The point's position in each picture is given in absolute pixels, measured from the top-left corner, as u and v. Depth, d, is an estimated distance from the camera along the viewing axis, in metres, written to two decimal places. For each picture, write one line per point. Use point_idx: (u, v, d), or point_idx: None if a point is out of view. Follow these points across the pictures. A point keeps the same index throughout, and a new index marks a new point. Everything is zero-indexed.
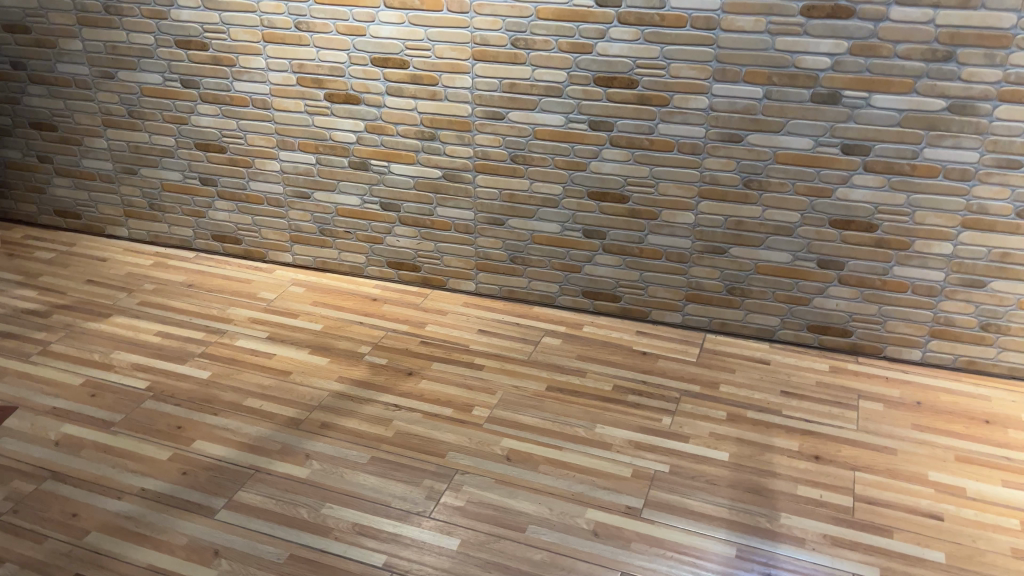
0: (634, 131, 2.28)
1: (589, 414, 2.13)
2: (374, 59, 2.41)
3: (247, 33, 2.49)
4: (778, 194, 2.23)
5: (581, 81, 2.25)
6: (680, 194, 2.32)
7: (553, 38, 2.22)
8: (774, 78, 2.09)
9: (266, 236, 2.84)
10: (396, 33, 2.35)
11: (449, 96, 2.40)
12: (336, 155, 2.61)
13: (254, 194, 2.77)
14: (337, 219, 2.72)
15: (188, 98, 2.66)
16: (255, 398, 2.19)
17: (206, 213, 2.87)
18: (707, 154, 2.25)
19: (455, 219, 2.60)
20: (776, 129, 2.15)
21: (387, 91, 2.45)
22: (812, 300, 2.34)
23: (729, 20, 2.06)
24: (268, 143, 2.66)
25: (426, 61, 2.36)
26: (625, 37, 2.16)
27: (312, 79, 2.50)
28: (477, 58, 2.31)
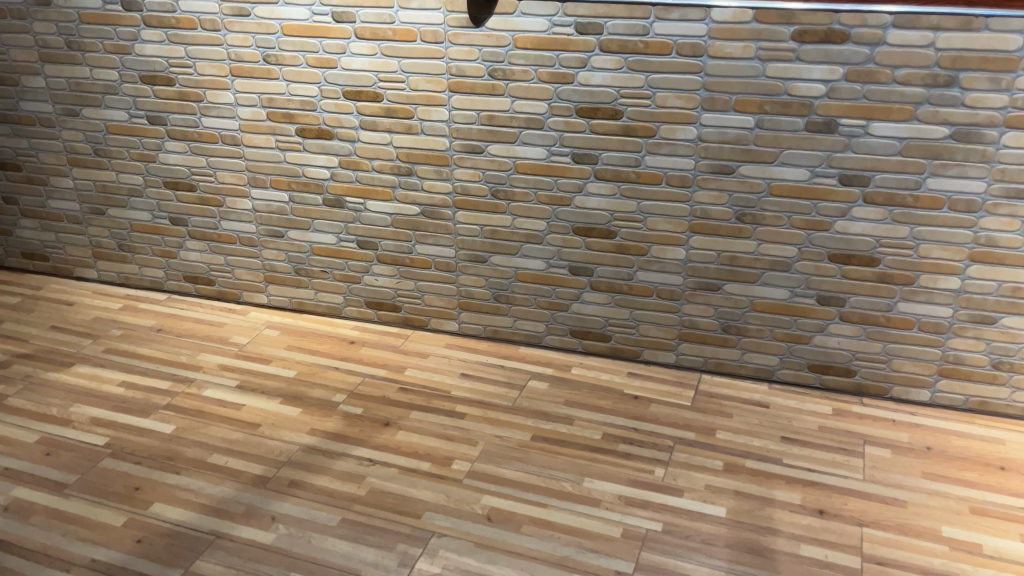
0: (620, 163, 2.16)
1: (577, 466, 1.99)
2: (346, 92, 2.30)
3: (214, 67, 2.38)
4: (773, 228, 2.11)
5: (563, 113, 2.14)
6: (669, 228, 2.20)
7: (532, 68, 2.11)
8: (766, 107, 1.98)
9: (240, 276, 2.72)
10: (368, 65, 2.24)
11: (425, 130, 2.29)
12: (309, 192, 2.50)
13: (226, 233, 2.65)
14: (313, 258, 2.60)
15: (154, 135, 2.55)
16: (221, 454, 2.05)
17: (177, 253, 2.75)
18: (697, 187, 2.13)
19: (435, 257, 2.47)
20: (769, 160, 2.03)
21: (361, 124, 2.34)
22: (812, 338, 2.21)
23: (717, 47, 1.95)
24: (238, 181, 2.55)
25: (400, 94, 2.26)
26: (608, 65, 2.05)
27: (282, 114, 2.40)
28: (453, 90, 2.20)
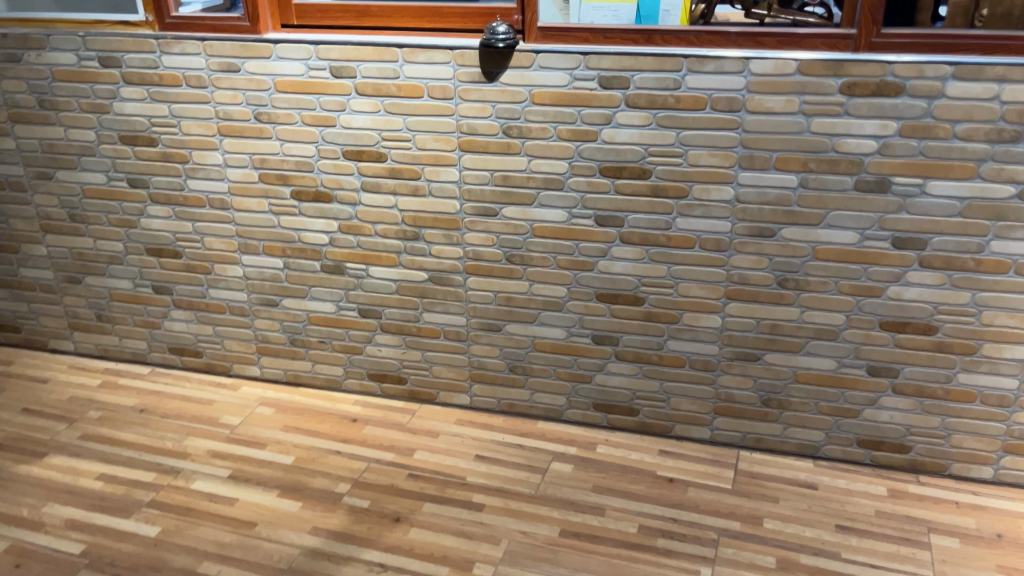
0: (648, 226, 1.98)
1: (613, 568, 1.78)
2: (346, 151, 2.12)
3: (201, 126, 2.19)
4: (818, 294, 1.93)
5: (585, 173, 1.96)
6: (703, 295, 2.01)
7: (551, 125, 1.94)
8: (811, 165, 1.81)
9: (230, 348, 2.50)
10: (371, 123, 2.06)
11: (433, 192, 2.10)
12: (305, 258, 2.29)
13: (214, 301, 2.44)
14: (309, 328, 2.39)
15: (136, 199, 2.35)
16: (212, 562, 1.83)
17: (161, 324, 2.53)
18: (733, 250, 1.94)
19: (444, 326, 2.27)
20: (815, 222, 1.86)
21: (362, 186, 2.15)
22: (862, 411, 2.02)
23: (756, 101, 1.78)
24: (228, 247, 2.35)
25: (406, 153, 2.08)
26: (635, 121, 1.88)
27: (276, 175, 2.21)
28: (464, 149, 2.02)
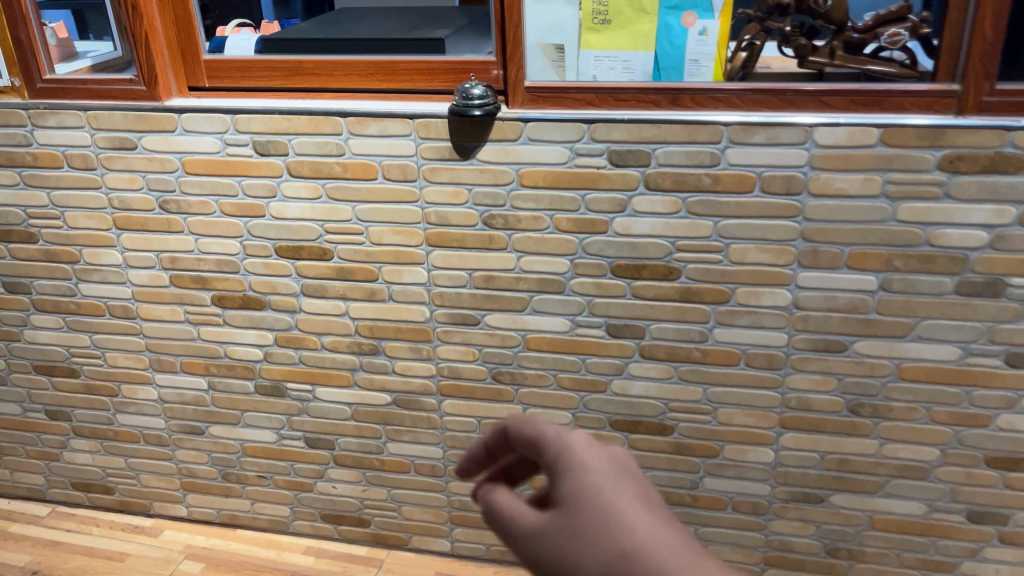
0: (677, 338, 1.52)
1: None
2: (280, 247, 1.64)
3: (91, 217, 1.70)
4: (903, 423, 1.48)
5: (593, 272, 1.50)
6: (750, 423, 1.55)
7: (547, 213, 1.48)
8: (896, 262, 1.36)
9: (147, 483, 2.00)
10: (310, 212, 1.59)
11: (394, 296, 1.63)
12: (235, 377, 1.81)
13: (124, 428, 1.94)
14: (245, 459, 1.90)
15: (16, 306, 1.85)
16: None
17: (60, 455, 2.03)
18: (790, 369, 1.49)
19: (415, 457, 1.79)
20: (900, 334, 1.41)
21: (302, 289, 1.67)
22: (958, 564, 1.57)
23: (822, 180, 1.33)
24: (136, 364, 1.85)
25: (357, 249, 1.60)
26: (658, 208, 1.42)
27: (191, 277, 1.72)
28: (433, 243, 1.56)
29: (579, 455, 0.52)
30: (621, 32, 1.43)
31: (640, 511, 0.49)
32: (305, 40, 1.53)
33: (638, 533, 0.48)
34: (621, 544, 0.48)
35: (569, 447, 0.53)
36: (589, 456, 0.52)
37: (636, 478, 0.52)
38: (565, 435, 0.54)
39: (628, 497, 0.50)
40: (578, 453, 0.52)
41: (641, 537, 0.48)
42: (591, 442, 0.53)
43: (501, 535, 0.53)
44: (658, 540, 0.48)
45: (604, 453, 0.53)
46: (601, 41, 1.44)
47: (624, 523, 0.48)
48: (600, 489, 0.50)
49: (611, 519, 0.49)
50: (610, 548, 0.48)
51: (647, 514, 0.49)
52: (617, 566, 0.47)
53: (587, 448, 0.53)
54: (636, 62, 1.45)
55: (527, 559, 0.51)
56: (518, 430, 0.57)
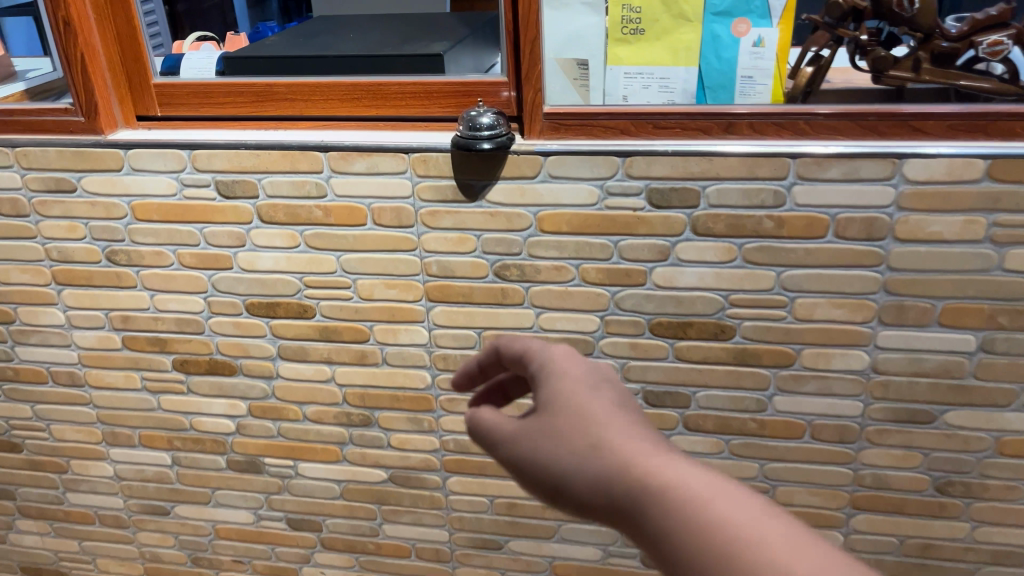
0: (728, 406, 1.28)
1: None
2: (252, 304, 1.38)
3: (25, 271, 1.43)
4: (1000, 504, 1.25)
5: (628, 330, 1.26)
6: (815, 503, 1.31)
7: (572, 262, 1.23)
8: (1000, 319, 1.12)
9: (106, 568, 1.74)
10: (286, 263, 1.33)
11: (388, 359, 1.37)
12: (203, 451, 1.55)
13: (76, 508, 1.68)
14: (218, 542, 1.64)
15: None
16: None
17: (4, 537, 1.76)
18: (865, 442, 1.25)
19: (416, 540, 1.54)
20: (1002, 402, 1.17)
21: (279, 352, 1.41)
22: None
23: (912, 223, 1.09)
24: (87, 436, 1.59)
25: (343, 305, 1.35)
26: (707, 256, 1.18)
27: (148, 338, 1.46)
28: (434, 298, 1.31)
29: (564, 371, 0.58)
30: (660, 44, 1.21)
31: (617, 419, 0.54)
32: (274, 57, 1.27)
33: (613, 436, 0.53)
34: (596, 442, 0.53)
35: (553, 365, 0.58)
36: (570, 374, 0.57)
37: (617, 391, 0.57)
38: (547, 349, 0.60)
39: (608, 406, 0.55)
40: (564, 371, 0.58)
41: (616, 443, 0.53)
42: (570, 354, 0.60)
43: (493, 433, 0.59)
44: (633, 446, 0.52)
45: (587, 373, 0.58)
46: (637, 55, 1.23)
47: (602, 426, 0.54)
48: (579, 399, 0.55)
49: (591, 423, 0.54)
50: (588, 448, 0.53)
51: (624, 418, 0.54)
52: (593, 471, 0.52)
53: (567, 363, 0.58)
54: (676, 79, 1.22)
55: (508, 461, 0.58)
56: (515, 346, 0.62)
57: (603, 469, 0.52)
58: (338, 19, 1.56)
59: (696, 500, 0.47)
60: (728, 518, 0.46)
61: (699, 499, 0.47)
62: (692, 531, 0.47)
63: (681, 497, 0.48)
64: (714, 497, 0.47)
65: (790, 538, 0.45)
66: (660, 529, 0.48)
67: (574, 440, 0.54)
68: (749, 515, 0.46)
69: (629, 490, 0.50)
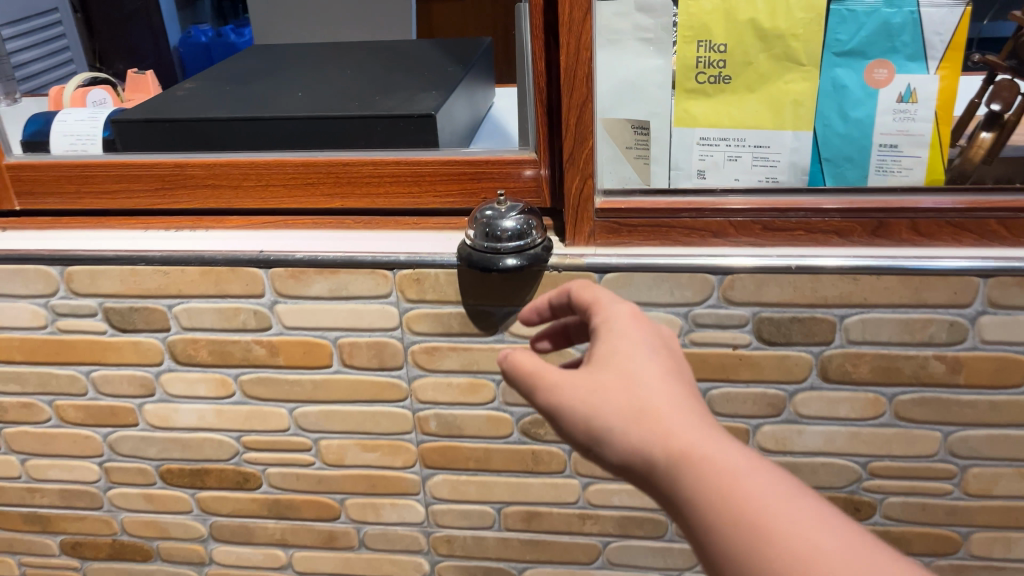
0: None
1: None
2: (168, 471, 0.97)
3: None
4: None
5: None
6: None
7: None
8: None
9: None
10: (215, 419, 0.92)
11: (369, 541, 0.97)
12: None
13: None
14: None
15: None
16: None
17: None
18: None
19: None
20: None
21: (212, 532, 1.00)
22: None
23: None
24: None
25: (303, 473, 0.94)
26: (840, 410, 0.81)
27: (23, 514, 1.03)
28: (433, 464, 0.91)
29: (621, 322, 0.51)
30: (756, 97, 0.83)
31: (671, 384, 0.47)
32: (183, 121, 0.86)
33: (661, 401, 0.45)
34: (639, 406, 0.45)
35: (610, 314, 0.52)
36: (623, 324, 0.50)
37: (673, 348, 0.50)
38: (612, 303, 0.53)
39: (660, 363, 0.48)
40: (620, 322, 0.51)
41: (664, 408, 0.45)
42: (623, 301, 0.53)
43: (525, 385, 0.51)
44: (679, 411, 0.45)
45: (647, 327, 0.50)
46: (722, 111, 0.85)
47: (646, 379, 0.47)
48: (623, 351, 0.48)
49: (635, 378, 0.47)
50: (634, 408, 0.45)
51: (676, 379, 0.47)
52: (635, 430, 0.45)
53: (624, 311, 0.51)
54: (779, 147, 0.84)
55: (542, 410, 0.50)
56: (580, 293, 0.56)
57: (640, 435, 0.45)
58: (280, 56, 1.15)
59: (734, 477, 0.42)
60: (765, 498, 0.41)
61: (734, 475, 0.42)
62: (723, 507, 0.42)
63: (715, 466, 0.43)
64: (751, 478, 0.42)
65: (823, 519, 0.41)
66: (692, 501, 0.43)
67: (610, 393, 0.47)
68: (781, 494, 0.41)
69: (666, 462, 0.44)
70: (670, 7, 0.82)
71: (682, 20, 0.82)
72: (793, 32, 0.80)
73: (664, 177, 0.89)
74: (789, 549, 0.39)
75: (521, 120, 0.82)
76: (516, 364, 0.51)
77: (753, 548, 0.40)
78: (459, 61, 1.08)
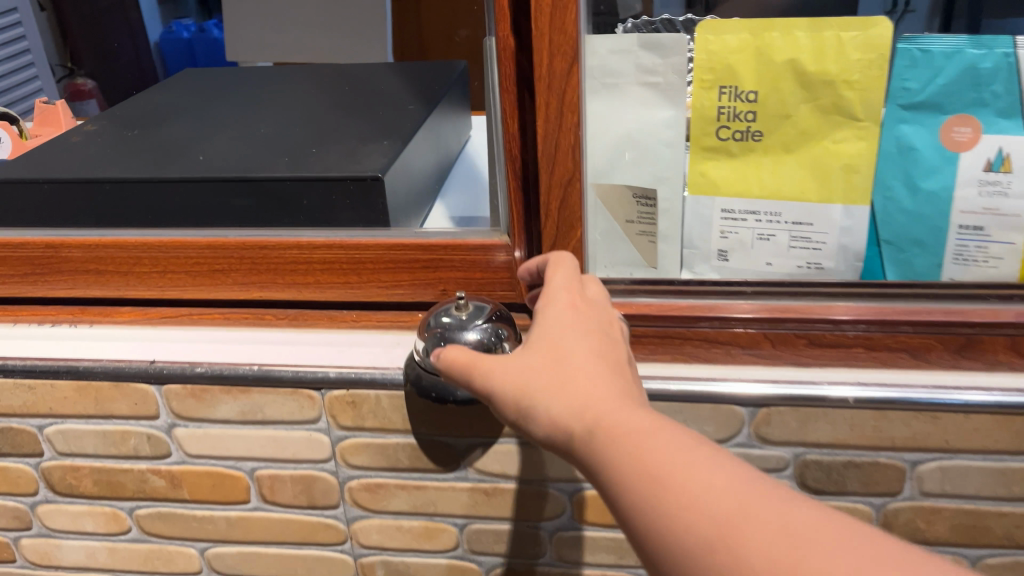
0: None
1: None
2: None
3: None
4: None
5: None
6: None
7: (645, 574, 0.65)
8: None
9: None
10: (109, 557, 0.73)
11: None
12: None
13: None
14: None
15: None
16: None
17: None
18: None
19: None
20: None
21: None
22: None
23: None
24: None
25: None
26: None
27: None
28: None
29: (555, 299, 0.48)
30: (797, 159, 0.62)
31: (592, 350, 0.43)
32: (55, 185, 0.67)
33: (578, 370, 0.42)
34: (551, 376, 0.42)
35: (546, 298, 0.49)
36: (557, 304, 0.47)
37: (612, 326, 0.47)
38: (552, 278, 0.51)
39: (588, 337, 0.44)
40: (550, 296, 0.49)
41: (579, 376, 0.42)
42: (565, 273, 0.51)
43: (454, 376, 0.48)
44: (597, 376, 0.42)
45: (580, 305, 0.48)
46: (750, 177, 0.63)
47: (566, 350, 0.43)
48: (548, 327, 0.45)
49: (556, 352, 0.43)
50: (548, 376, 0.42)
51: (603, 350, 0.44)
52: (546, 400, 0.41)
53: (562, 292, 0.49)
54: (824, 224, 0.63)
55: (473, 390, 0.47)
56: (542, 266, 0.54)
57: (554, 403, 0.41)
58: (208, 87, 0.93)
59: (642, 433, 0.38)
60: (669, 451, 0.37)
61: (642, 437, 0.38)
62: (627, 465, 0.38)
63: (623, 427, 0.39)
64: (660, 431, 0.38)
65: (726, 469, 0.36)
66: (600, 466, 0.39)
67: (529, 363, 0.43)
68: (689, 449, 0.38)
69: (578, 432, 0.40)
70: (683, 41, 0.61)
71: (700, 59, 0.61)
72: (848, 77, 0.58)
73: (677, 258, 0.69)
74: (691, 505, 0.35)
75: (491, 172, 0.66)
76: (446, 356, 0.46)
77: (654, 507, 0.36)
78: (422, 96, 0.86)
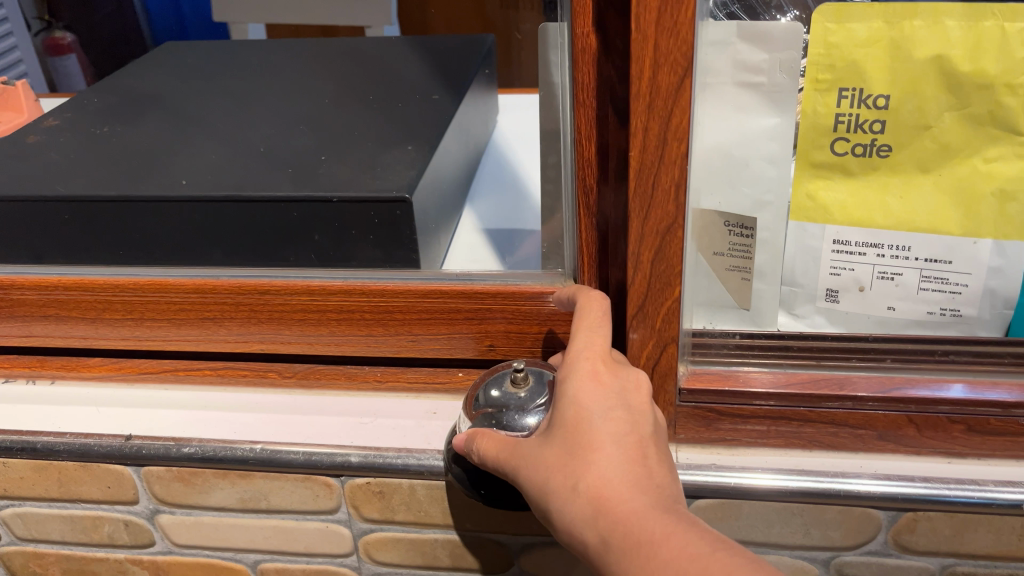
0: None
1: None
2: None
3: None
4: None
5: None
6: None
7: None
8: None
9: None
10: None
11: None
12: None
13: None
14: None
15: None
16: None
17: None
18: None
19: None
20: None
21: None
22: None
23: None
24: None
25: None
26: None
27: None
28: None
29: (579, 360, 0.41)
30: (935, 182, 0.44)
31: (618, 436, 0.37)
32: None
33: (598, 460, 0.36)
34: (569, 472, 0.36)
35: (572, 358, 0.41)
36: (576, 374, 0.40)
37: (639, 396, 0.39)
38: (582, 330, 0.43)
39: (616, 419, 0.38)
40: (575, 354, 0.41)
41: (596, 471, 0.36)
42: (601, 326, 0.43)
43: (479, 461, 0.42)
44: (614, 471, 0.35)
45: (610, 370, 0.40)
46: (872, 204, 0.45)
47: (583, 436, 0.37)
48: (565, 405, 0.39)
49: (570, 441, 0.37)
50: (565, 475, 0.36)
51: (626, 434, 0.37)
52: (562, 505, 0.36)
53: (582, 355, 0.41)
54: (968, 264, 0.46)
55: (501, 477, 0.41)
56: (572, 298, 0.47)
57: (569, 507, 0.35)
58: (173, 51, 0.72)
59: (658, 546, 0.32)
60: (687, 567, 0.31)
61: (661, 551, 0.32)
62: None
63: (637, 539, 0.33)
64: (678, 539, 0.32)
65: None
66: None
67: (546, 455, 0.37)
68: (709, 558, 0.32)
69: (596, 543, 0.34)
70: (797, 30, 0.42)
71: (813, 52, 0.42)
72: (1012, 80, 0.41)
73: (773, 299, 0.50)
74: None
75: (548, 222, 0.50)
76: (482, 453, 0.41)
77: None
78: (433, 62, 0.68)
